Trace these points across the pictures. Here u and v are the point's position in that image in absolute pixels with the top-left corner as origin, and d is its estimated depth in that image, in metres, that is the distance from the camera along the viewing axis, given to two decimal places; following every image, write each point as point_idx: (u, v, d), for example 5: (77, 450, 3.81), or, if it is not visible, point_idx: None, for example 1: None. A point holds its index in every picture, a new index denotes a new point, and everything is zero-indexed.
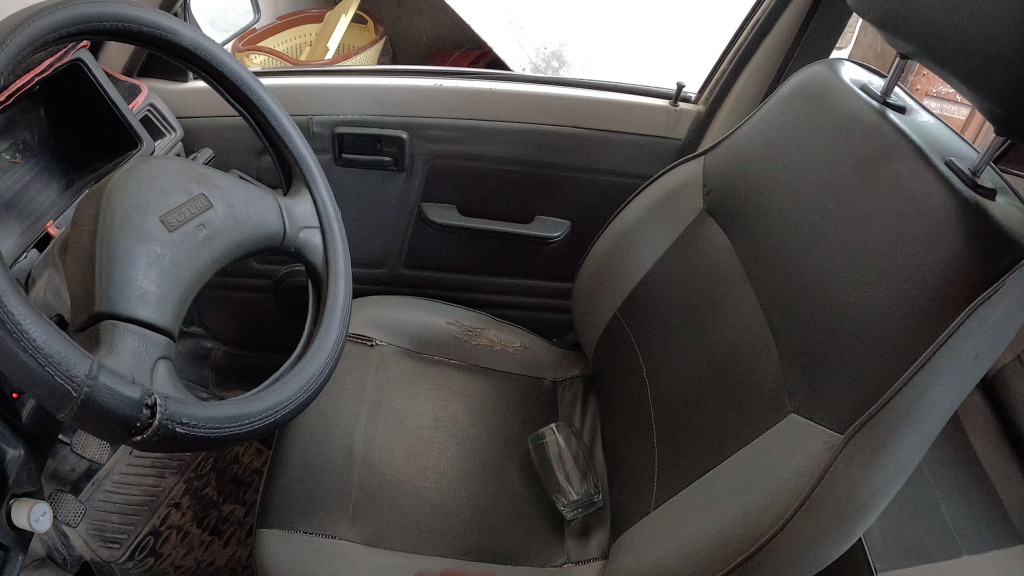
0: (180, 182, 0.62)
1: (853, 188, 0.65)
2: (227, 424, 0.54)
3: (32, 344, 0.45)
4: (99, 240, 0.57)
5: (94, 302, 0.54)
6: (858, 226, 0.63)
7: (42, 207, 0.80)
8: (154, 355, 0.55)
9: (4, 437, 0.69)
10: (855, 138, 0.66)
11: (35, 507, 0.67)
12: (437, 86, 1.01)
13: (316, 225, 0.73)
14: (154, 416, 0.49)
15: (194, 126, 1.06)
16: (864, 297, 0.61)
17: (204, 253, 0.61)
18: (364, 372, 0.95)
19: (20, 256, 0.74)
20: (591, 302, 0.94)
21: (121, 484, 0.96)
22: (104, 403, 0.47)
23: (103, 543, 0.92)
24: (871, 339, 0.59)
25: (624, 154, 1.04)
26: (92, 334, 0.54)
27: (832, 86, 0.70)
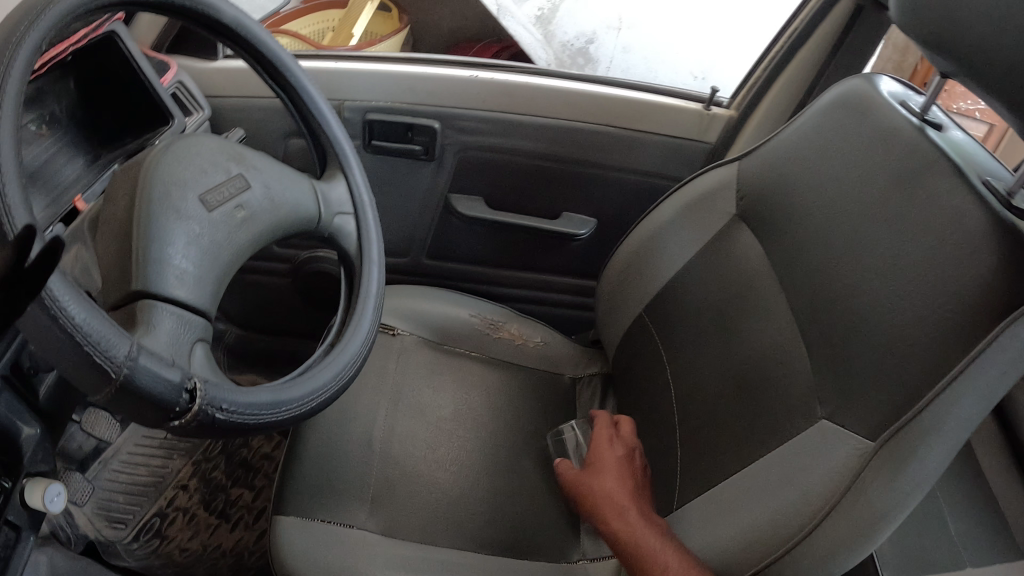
0: (219, 162, 0.61)
1: (890, 200, 0.63)
2: (264, 410, 0.54)
3: (73, 325, 0.43)
4: (138, 216, 0.56)
5: (132, 280, 0.54)
6: (894, 238, 0.62)
7: (67, 179, 0.79)
8: (192, 337, 0.54)
9: (19, 414, 0.69)
10: (892, 151, 0.64)
11: (51, 487, 0.66)
12: (473, 76, 1.00)
13: (350, 211, 0.72)
14: (193, 402, 0.49)
15: (221, 106, 1.06)
16: (897, 311, 0.60)
17: (242, 233, 0.61)
18: (384, 361, 0.94)
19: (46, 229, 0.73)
20: (614, 301, 0.93)
21: (128, 464, 0.94)
22: (142, 386, 0.46)
23: (108, 523, 0.91)
24: (904, 353, 0.58)
25: (653, 154, 1.03)
26: (129, 313, 0.53)
27: (871, 96, 0.69)
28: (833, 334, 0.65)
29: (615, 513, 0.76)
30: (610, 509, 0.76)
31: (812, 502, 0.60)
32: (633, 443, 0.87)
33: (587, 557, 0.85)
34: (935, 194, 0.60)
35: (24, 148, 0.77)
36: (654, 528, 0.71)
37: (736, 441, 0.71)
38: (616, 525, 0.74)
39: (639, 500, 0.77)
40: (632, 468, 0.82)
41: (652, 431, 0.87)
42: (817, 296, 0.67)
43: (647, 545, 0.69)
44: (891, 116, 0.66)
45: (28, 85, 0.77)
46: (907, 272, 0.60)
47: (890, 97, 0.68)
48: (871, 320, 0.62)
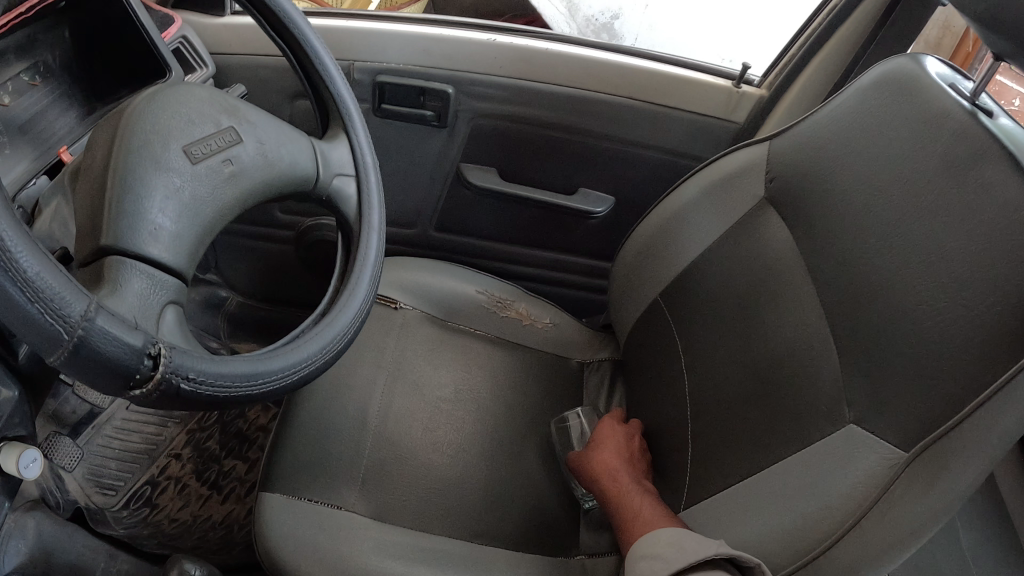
0: (208, 113, 0.57)
1: (934, 191, 0.58)
2: (240, 382, 0.50)
3: (22, 277, 0.40)
4: (115, 166, 0.53)
5: (101, 234, 0.50)
6: (937, 231, 0.57)
7: (57, 133, 0.75)
8: (161, 300, 0.50)
9: None
10: (939, 137, 0.59)
11: (26, 454, 0.62)
12: (491, 40, 0.95)
13: (351, 173, 0.68)
14: (156, 368, 0.44)
15: (227, 64, 1.01)
16: (935, 310, 0.55)
17: (228, 191, 0.57)
18: (385, 335, 0.90)
19: (27, 184, 0.69)
20: (629, 284, 0.89)
21: (122, 430, 0.92)
22: (98, 348, 0.42)
23: (98, 489, 0.88)
24: (943, 352, 0.53)
25: (676, 131, 0.97)
26: (96, 270, 0.49)
27: (920, 76, 0.63)
28: (862, 329, 0.60)
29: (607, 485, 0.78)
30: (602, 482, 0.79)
31: (833, 512, 0.56)
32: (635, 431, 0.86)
33: (587, 552, 0.81)
34: (986, 182, 0.55)
35: (12, 96, 0.72)
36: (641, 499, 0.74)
37: (753, 440, 0.66)
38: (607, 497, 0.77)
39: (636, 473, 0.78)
40: (633, 442, 0.83)
41: (662, 423, 0.82)
42: (847, 287, 0.62)
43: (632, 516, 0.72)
44: (941, 98, 0.60)
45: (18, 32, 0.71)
46: (949, 267, 0.55)
47: (939, 79, 0.62)
48: (907, 316, 0.57)
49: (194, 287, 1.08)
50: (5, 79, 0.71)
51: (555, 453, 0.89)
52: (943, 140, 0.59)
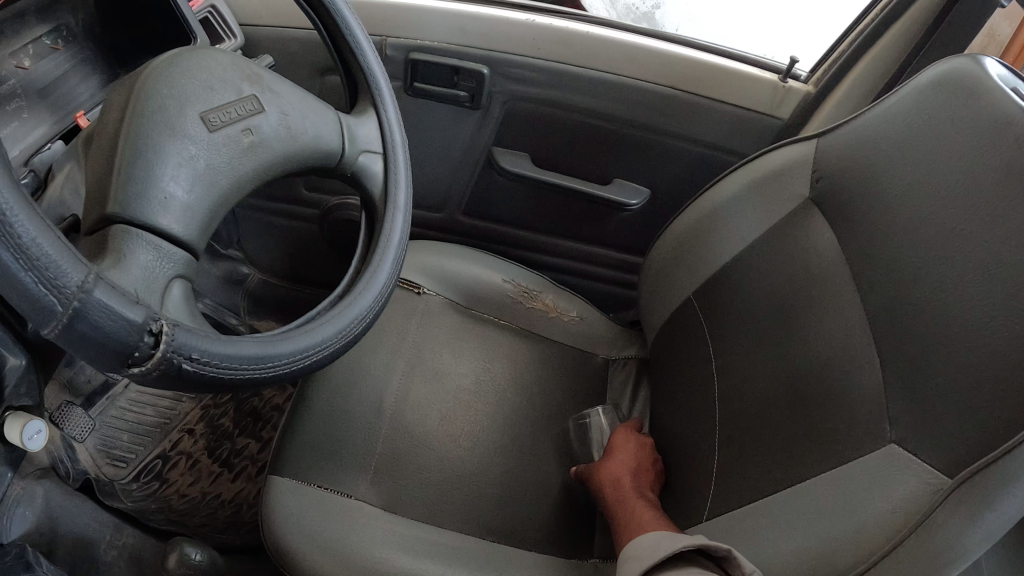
0: (229, 80, 0.55)
1: (994, 200, 0.54)
2: (248, 364, 0.47)
3: (15, 241, 0.38)
4: (128, 132, 0.51)
5: (108, 202, 0.48)
6: (997, 242, 0.53)
7: (77, 99, 0.74)
8: (168, 273, 0.48)
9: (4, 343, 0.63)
10: (1003, 142, 0.55)
11: (30, 425, 0.61)
12: (528, 21, 0.92)
13: (379, 151, 0.66)
14: (157, 345, 0.42)
15: (259, 35, 0.99)
16: (992, 327, 0.51)
17: (248, 162, 0.55)
18: (407, 320, 0.88)
19: (42, 148, 0.67)
20: (664, 281, 0.86)
21: (136, 403, 0.90)
22: (94, 321, 0.40)
23: (108, 461, 0.86)
24: (998, 369, 0.49)
25: (718, 124, 0.94)
26: (102, 239, 0.47)
27: (982, 79, 0.59)
28: (909, 342, 0.56)
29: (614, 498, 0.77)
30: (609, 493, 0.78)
31: (867, 537, 0.52)
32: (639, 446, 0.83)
33: (602, 557, 0.78)
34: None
35: (33, 60, 0.70)
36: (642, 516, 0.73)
37: (785, 453, 0.63)
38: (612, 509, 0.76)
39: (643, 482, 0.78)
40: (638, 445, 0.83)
41: (687, 429, 0.79)
42: (895, 296, 0.59)
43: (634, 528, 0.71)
44: (1004, 102, 0.56)
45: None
46: (1010, 279, 0.51)
47: (1001, 84, 0.58)
48: (958, 328, 0.53)
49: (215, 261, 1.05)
50: (27, 42, 0.70)
51: (575, 452, 0.86)
52: (1007, 142, 0.55)
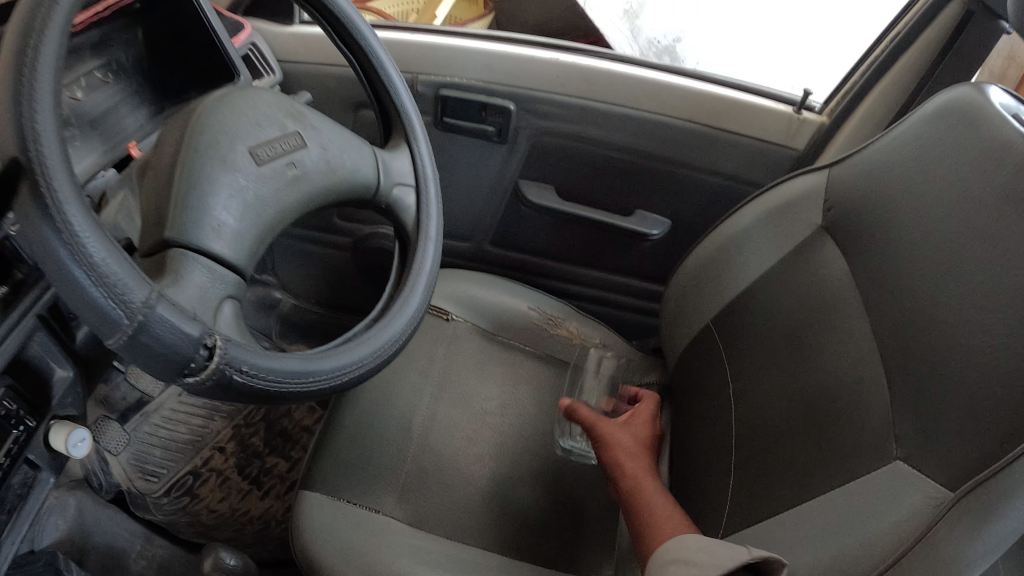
0: (275, 117, 0.60)
1: (995, 225, 0.57)
2: (291, 379, 0.51)
3: (89, 262, 0.42)
4: (183, 163, 0.55)
5: (166, 228, 0.52)
6: (998, 265, 0.55)
7: (126, 128, 0.77)
8: (219, 293, 0.52)
9: (51, 355, 0.66)
10: (1004, 166, 0.58)
11: (74, 433, 0.65)
12: (553, 59, 0.96)
13: (411, 184, 0.70)
14: (211, 356, 0.47)
15: (294, 72, 1.04)
16: (993, 347, 0.53)
17: (291, 193, 0.59)
18: (435, 345, 0.91)
19: (97, 175, 0.72)
20: (684, 307, 0.89)
21: (170, 420, 0.93)
22: (156, 333, 0.44)
23: (141, 475, 0.88)
24: (999, 387, 0.52)
25: (736, 156, 0.97)
26: (160, 261, 0.51)
27: (983, 105, 0.62)
28: (915, 363, 0.58)
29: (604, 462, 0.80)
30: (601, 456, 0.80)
31: (873, 551, 0.54)
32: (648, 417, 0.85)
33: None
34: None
35: (84, 91, 0.75)
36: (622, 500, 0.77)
37: (797, 471, 0.65)
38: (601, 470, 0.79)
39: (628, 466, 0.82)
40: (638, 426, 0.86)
41: (704, 450, 0.82)
42: (903, 320, 0.61)
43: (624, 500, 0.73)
44: (1005, 129, 0.59)
45: (92, 30, 0.76)
46: (1010, 301, 0.53)
47: (1002, 110, 0.61)
48: (962, 348, 0.55)
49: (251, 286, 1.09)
50: (79, 74, 0.74)
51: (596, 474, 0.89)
52: (1006, 169, 0.57)
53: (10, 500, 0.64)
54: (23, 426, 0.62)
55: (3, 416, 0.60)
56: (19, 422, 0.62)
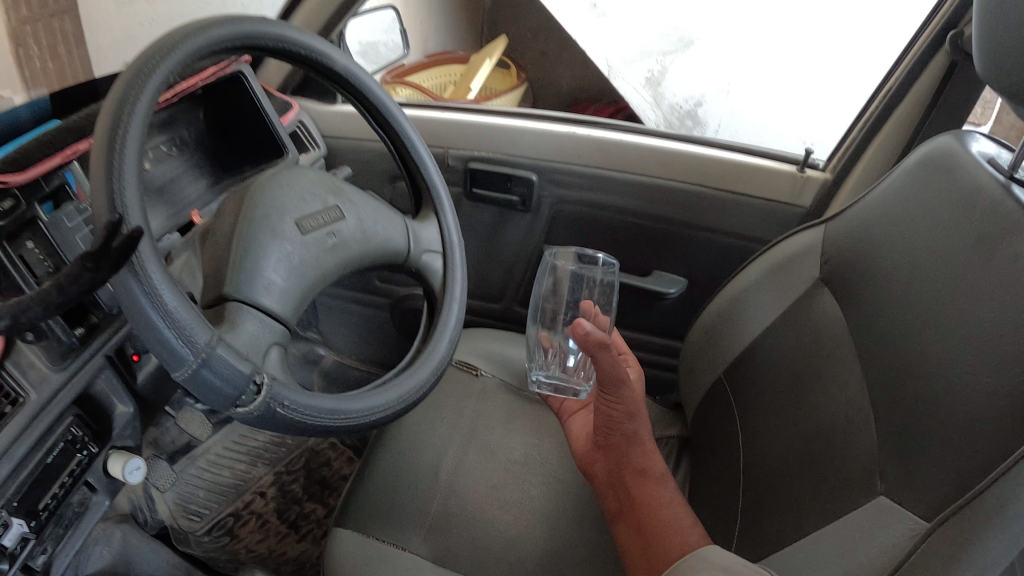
0: (318, 191, 0.68)
1: (969, 268, 0.63)
2: (325, 415, 0.60)
3: (164, 309, 0.52)
4: (239, 232, 0.63)
5: (224, 285, 0.61)
6: (972, 306, 0.61)
7: (188, 197, 0.89)
8: (268, 341, 0.60)
9: (116, 394, 0.76)
10: (981, 211, 0.64)
11: (130, 462, 0.74)
12: (569, 133, 1.05)
13: (439, 251, 0.77)
14: (260, 393, 0.56)
15: (337, 146, 1.16)
16: (967, 383, 0.58)
17: (330, 258, 0.67)
18: (464, 400, 0.99)
19: (165, 236, 0.81)
20: (699, 361, 0.95)
21: (215, 464, 0.98)
22: (216, 369, 0.54)
23: (185, 515, 0.95)
24: (969, 415, 0.56)
25: (747, 218, 1.03)
26: (218, 312, 0.60)
27: (960, 153, 0.70)
28: (903, 404, 0.63)
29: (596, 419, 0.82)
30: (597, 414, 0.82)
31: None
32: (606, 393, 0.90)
33: None
34: (1015, 256, 0.59)
35: (153, 164, 0.86)
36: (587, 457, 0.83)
37: (799, 509, 0.69)
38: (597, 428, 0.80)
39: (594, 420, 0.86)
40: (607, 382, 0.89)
41: (716, 495, 0.86)
42: (888, 365, 0.66)
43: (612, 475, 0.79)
44: (980, 174, 0.67)
45: (162, 112, 0.89)
46: (983, 338, 0.58)
47: (978, 155, 0.69)
48: (940, 385, 0.60)
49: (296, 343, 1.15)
50: (150, 148, 0.86)
51: None
52: (980, 217, 0.64)
53: (69, 516, 0.73)
54: (85, 451, 0.72)
55: (71, 442, 0.69)
56: (83, 448, 0.71)
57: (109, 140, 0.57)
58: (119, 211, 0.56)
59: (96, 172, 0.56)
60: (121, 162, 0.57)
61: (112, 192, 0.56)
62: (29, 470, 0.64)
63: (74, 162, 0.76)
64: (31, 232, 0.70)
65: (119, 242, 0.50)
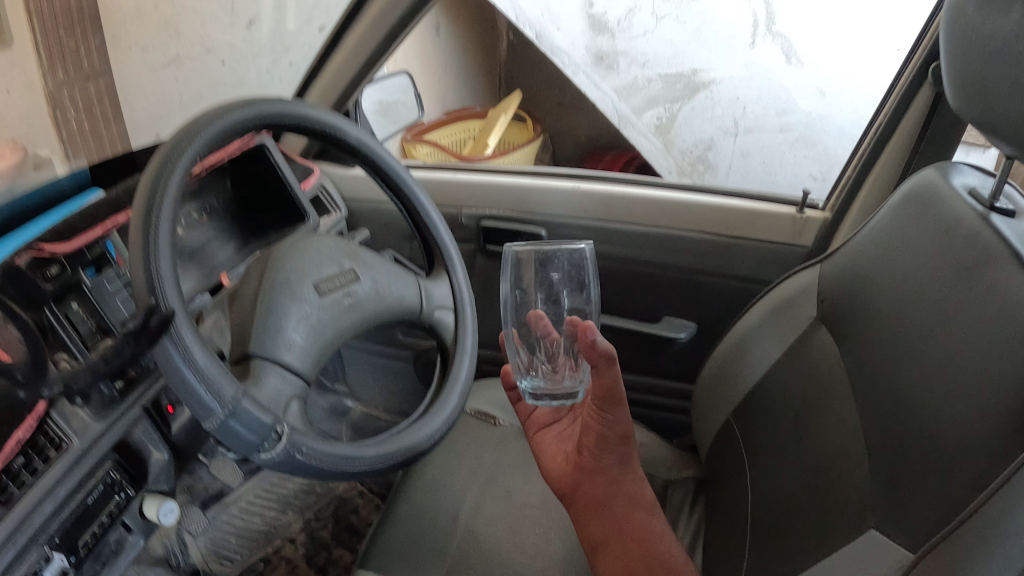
0: (334, 256, 0.76)
1: (950, 295, 0.66)
2: (339, 461, 0.67)
3: (196, 366, 0.60)
4: (263, 296, 0.70)
5: (248, 344, 0.68)
6: (955, 329, 0.64)
7: (217, 260, 0.95)
8: (289, 394, 0.68)
9: (151, 440, 0.83)
10: (960, 239, 0.68)
11: (164, 504, 0.81)
12: (574, 187, 1.14)
13: (451, 307, 0.85)
14: (281, 440, 0.64)
15: (359, 208, 1.24)
16: (956, 401, 0.60)
17: (346, 317, 0.74)
18: (483, 448, 1.03)
19: (195, 296, 0.87)
20: (709, 402, 0.98)
21: (247, 511, 1.02)
22: (242, 420, 0.62)
23: (217, 559, 1.00)
24: (955, 438, 0.59)
25: (751, 261, 1.09)
26: (244, 369, 0.68)
27: (940, 186, 0.75)
28: (899, 428, 0.65)
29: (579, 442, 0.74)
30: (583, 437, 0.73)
31: None
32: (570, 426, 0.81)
33: None
34: (991, 279, 0.62)
35: (186, 230, 0.93)
36: (560, 479, 0.77)
37: (808, 540, 0.71)
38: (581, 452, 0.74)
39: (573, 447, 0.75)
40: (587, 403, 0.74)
41: (724, 530, 0.88)
42: (882, 396, 0.69)
43: (591, 502, 0.73)
44: (959, 206, 0.71)
45: (192, 182, 0.96)
46: (966, 357, 0.61)
47: (958, 187, 0.73)
48: (928, 412, 0.63)
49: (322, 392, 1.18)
50: (180, 216, 0.93)
51: None
52: (958, 247, 0.68)
53: (106, 554, 0.78)
54: (123, 494, 0.79)
55: (109, 484, 0.77)
56: (121, 490, 0.79)
57: (145, 210, 0.63)
58: (155, 281, 0.61)
59: (133, 241, 0.62)
60: (154, 236, 0.62)
61: (148, 264, 0.61)
62: (71, 508, 0.72)
63: (114, 233, 0.83)
64: (75, 295, 0.77)
65: (157, 320, 0.59)
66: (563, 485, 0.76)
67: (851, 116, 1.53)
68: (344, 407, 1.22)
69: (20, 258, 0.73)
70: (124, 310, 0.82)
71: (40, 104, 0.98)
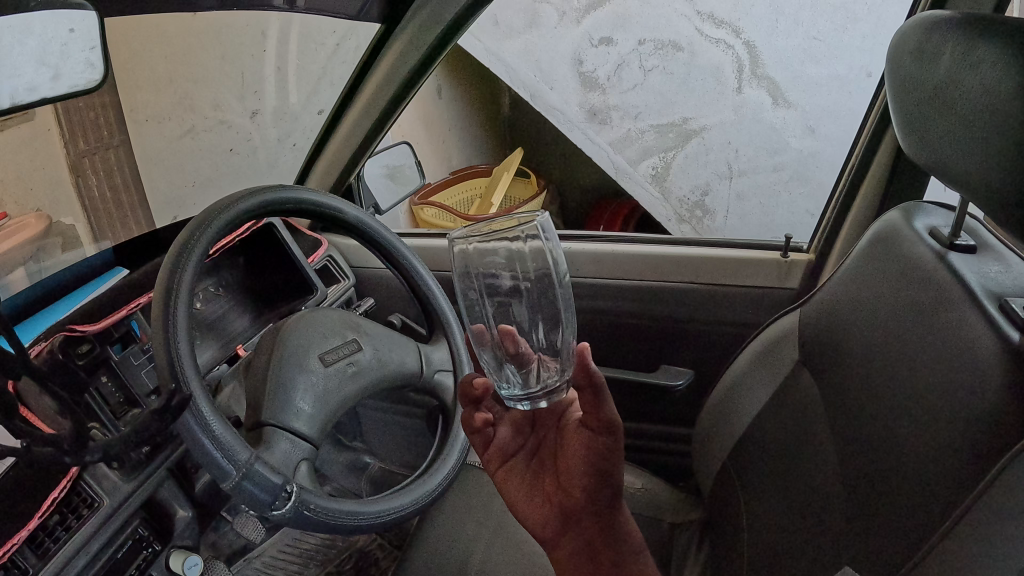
0: (340, 330, 0.89)
1: (913, 329, 0.70)
2: (345, 515, 0.79)
3: (213, 435, 0.70)
4: (275, 368, 0.82)
5: (261, 412, 0.80)
6: (917, 363, 0.68)
7: (234, 331, 1.02)
8: (298, 457, 0.79)
9: (176, 499, 0.90)
10: (920, 276, 0.73)
11: (188, 558, 0.88)
12: (567, 248, 1.24)
13: (449, 369, 0.98)
14: (290, 498, 0.74)
15: (366, 275, 1.32)
16: (927, 430, 0.64)
17: (348, 383, 0.86)
18: (493, 497, 1.07)
19: (213, 368, 0.94)
20: (706, 444, 1.02)
21: (269, 566, 1.07)
22: (255, 481, 0.72)
23: None
24: (928, 469, 0.62)
25: (743, 306, 1.15)
26: (258, 434, 0.79)
27: (902, 229, 0.80)
28: (878, 456, 0.69)
29: (561, 481, 0.69)
30: (567, 478, 0.68)
31: None
32: (522, 445, 0.74)
33: None
34: (948, 317, 0.67)
35: (204, 303, 1.00)
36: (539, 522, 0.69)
37: (815, 566, 0.74)
38: (565, 494, 0.68)
39: (552, 487, 0.70)
40: (569, 427, 0.70)
41: (728, 569, 0.90)
42: (862, 432, 0.73)
43: (583, 548, 0.68)
44: (919, 247, 0.75)
45: (208, 260, 1.03)
46: (929, 388, 0.65)
47: (919, 228, 0.78)
48: (902, 446, 0.66)
49: (339, 451, 1.21)
50: (199, 291, 1.00)
51: None
52: (917, 284, 0.73)
53: None
54: (150, 549, 0.87)
55: (138, 540, 0.85)
56: (148, 545, 0.87)
57: (164, 298, 0.73)
58: (174, 362, 0.71)
59: (155, 323, 0.72)
60: (173, 320, 0.72)
61: (168, 347, 0.71)
62: (102, 561, 0.82)
63: (138, 312, 0.89)
64: (105, 370, 0.84)
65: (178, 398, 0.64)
66: (543, 529, 0.69)
67: (836, 154, 1.57)
68: (363, 464, 1.24)
69: (53, 339, 0.80)
70: (149, 382, 0.89)
71: (71, 202, 1.09)
